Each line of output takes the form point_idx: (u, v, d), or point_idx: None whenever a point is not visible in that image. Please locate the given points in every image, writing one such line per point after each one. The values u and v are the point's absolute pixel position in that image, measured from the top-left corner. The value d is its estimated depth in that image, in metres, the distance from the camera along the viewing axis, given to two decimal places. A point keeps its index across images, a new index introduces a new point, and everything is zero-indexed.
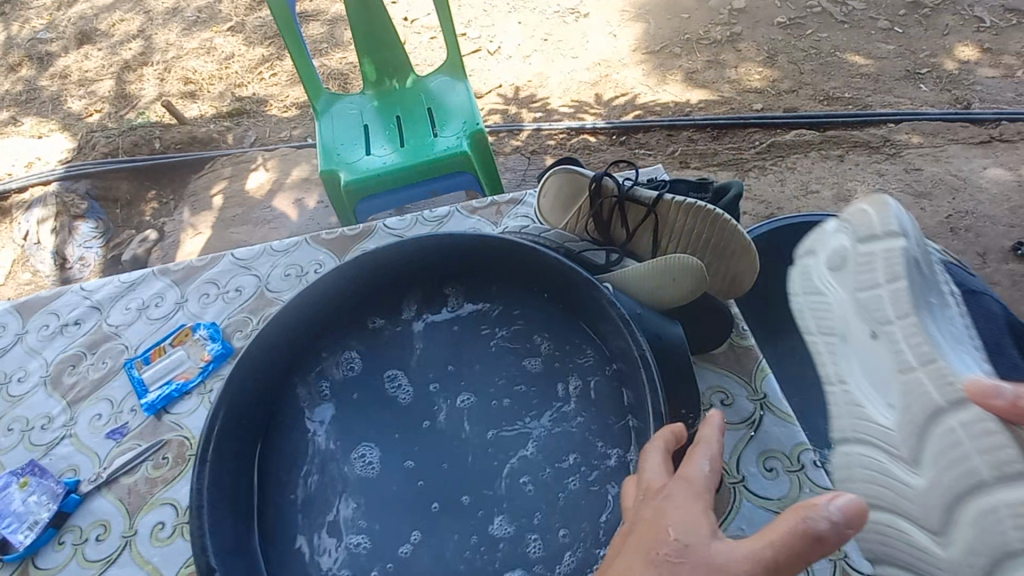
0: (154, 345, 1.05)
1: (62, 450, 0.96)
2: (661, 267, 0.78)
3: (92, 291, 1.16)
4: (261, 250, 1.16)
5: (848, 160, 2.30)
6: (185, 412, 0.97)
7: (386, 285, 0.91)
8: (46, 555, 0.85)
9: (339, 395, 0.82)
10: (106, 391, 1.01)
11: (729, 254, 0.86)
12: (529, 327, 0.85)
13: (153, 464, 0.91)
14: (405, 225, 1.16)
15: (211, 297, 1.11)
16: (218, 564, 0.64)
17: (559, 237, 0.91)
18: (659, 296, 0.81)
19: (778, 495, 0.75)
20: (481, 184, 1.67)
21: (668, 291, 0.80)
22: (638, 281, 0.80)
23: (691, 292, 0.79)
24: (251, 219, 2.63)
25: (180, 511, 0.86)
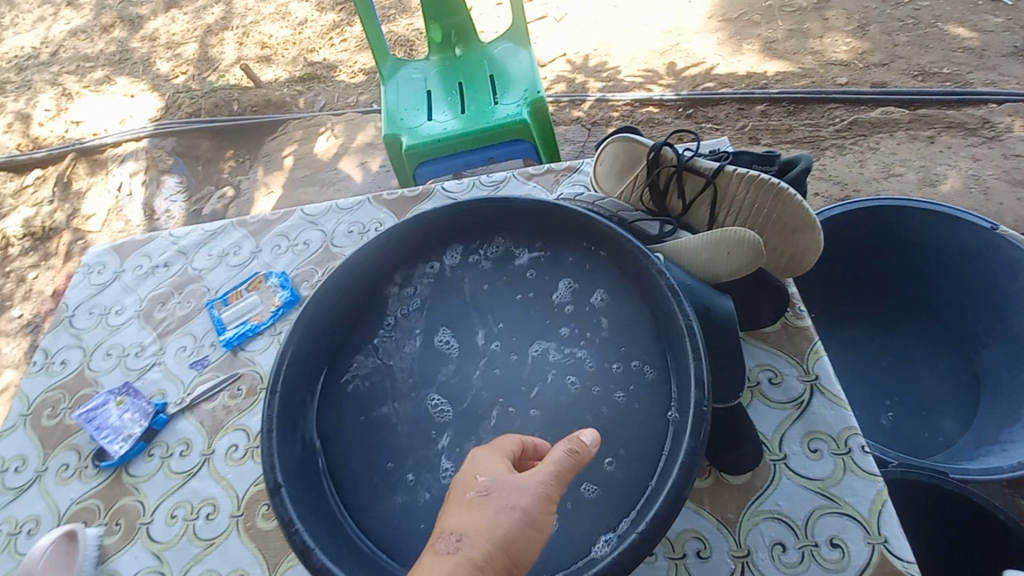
0: (232, 289, 1.15)
1: (152, 375, 1.07)
2: (724, 239, 0.77)
3: (180, 238, 1.27)
4: (327, 207, 1.23)
5: (939, 142, 2.11)
6: (258, 350, 1.06)
7: (442, 245, 0.95)
8: (137, 464, 0.97)
9: (395, 346, 0.87)
10: (190, 327, 1.13)
11: (791, 231, 0.84)
12: (583, 292, 0.85)
13: (229, 393, 1.02)
14: (462, 188, 1.19)
15: (282, 249, 1.19)
16: (284, 479, 0.71)
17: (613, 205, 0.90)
18: (716, 269, 0.79)
19: (819, 476, 0.74)
20: (538, 152, 1.67)
21: (728, 264, 0.78)
22: (691, 251, 0.80)
23: (750, 266, 0.77)
24: (317, 180, 2.75)
25: (250, 437, 0.95)
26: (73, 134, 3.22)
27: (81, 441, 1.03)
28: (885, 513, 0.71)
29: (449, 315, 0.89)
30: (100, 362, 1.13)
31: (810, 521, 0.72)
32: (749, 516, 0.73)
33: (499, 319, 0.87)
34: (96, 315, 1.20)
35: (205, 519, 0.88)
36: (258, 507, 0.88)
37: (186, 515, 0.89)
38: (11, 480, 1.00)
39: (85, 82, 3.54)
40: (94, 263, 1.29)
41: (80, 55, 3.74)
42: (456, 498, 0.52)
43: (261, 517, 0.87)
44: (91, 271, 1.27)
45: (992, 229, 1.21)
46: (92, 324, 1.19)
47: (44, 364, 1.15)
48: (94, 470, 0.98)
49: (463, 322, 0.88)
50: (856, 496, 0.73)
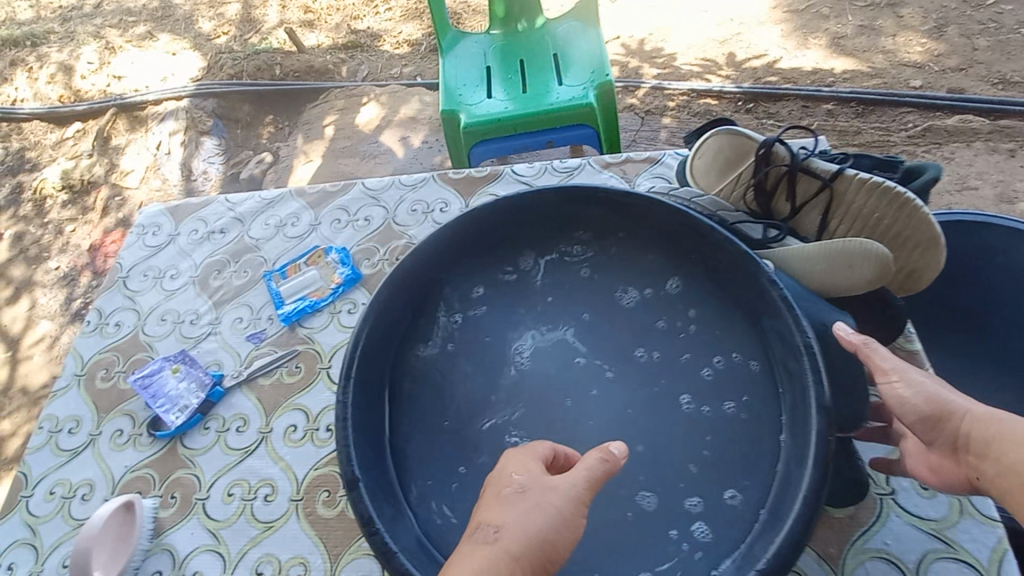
0: (290, 262, 1.11)
1: (208, 345, 1.05)
2: (841, 251, 0.71)
3: (236, 204, 1.24)
4: (389, 182, 1.18)
5: (1020, 157, 1.98)
6: (316, 327, 1.02)
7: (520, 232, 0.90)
8: (192, 436, 0.95)
9: (470, 334, 0.83)
10: (246, 298, 1.09)
11: (911, 246, 0.77)
12: (677, 298, 0.81)
13: (287, 371, 0.98)
14: (534, 171, 1.12)
15: (343, 224, 1.15)
16: (362, 475, 0.68)
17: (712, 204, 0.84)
18: (826, 282, 0.74)
19: (933, 516, 0.70)
20: (600, 140, 1.59)
21: (841, 278, 0.73)
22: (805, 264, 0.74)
23: (866, 282, 0.72)
24: (358, 152, 2.70)
25: (310, 418, 0.93)
26: (114, 89, 3.20)
27: (135, 407, 1.01)
28: (1007, 563, 0.66)
29: (530, 310, 0.84)
30: (154, 327, 1.10)
31: (922, 564, 0.67)
32: (854, 552, 0.69)
33: (586, 317, 0.82)
34: (150, 278, 1.17)
35: (263, 500, 0.86)
36: (318, 492, 0.86)
37: (244, 494, 0.87)
38: (65, 442, 0.99)
39: (127, 36, 3.50)
40: (148, 224, 1.26)
41: (124, 9, 3.71)
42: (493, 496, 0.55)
43: (321, 504, 0.85)
44: (146, 233, 1.24)
45: None
46: (145, 287, 1.16)
47: (98, 324, 1.13)
48: (148, 438, 0.96)
49: (545, 318, 0.83)
50: (974, 542, 0.68)
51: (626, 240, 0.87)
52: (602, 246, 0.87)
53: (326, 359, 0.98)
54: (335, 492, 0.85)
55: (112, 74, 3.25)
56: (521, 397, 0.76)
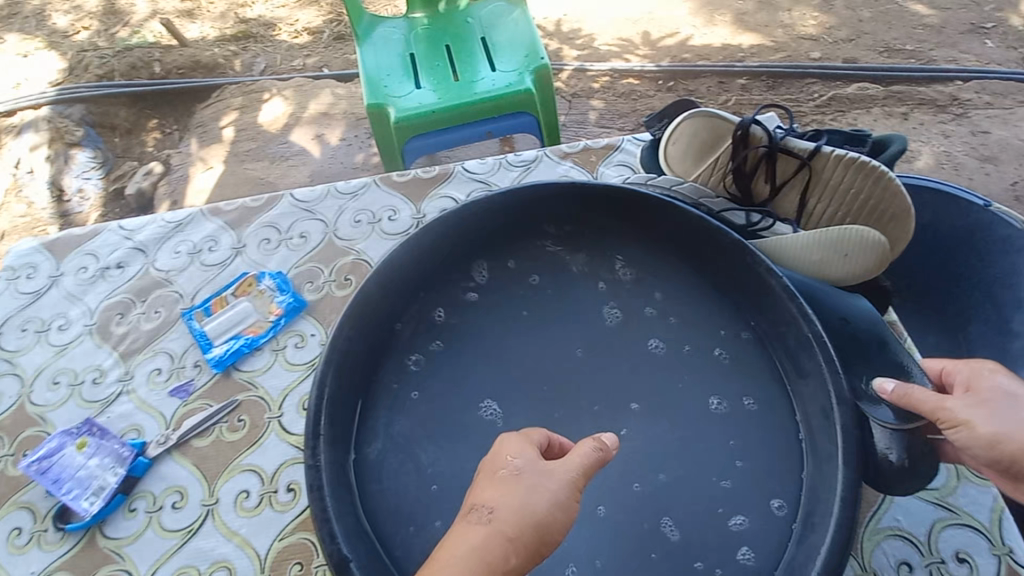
0: (214, 295, 0.94)
1: (120, 408, 0.86)
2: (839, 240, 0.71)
3: (134, 232, 1.04)
4: (323, 191, 1.04)
5: (912, 118, 2.17)
6: (257, 369, 0.87)
7: (487, 238, 0.82)
8: (115, 523, 0.78)
9: (451, 360, 0.74)
10: (163, 344, 0.92)
11: (885, 220, 0.76)
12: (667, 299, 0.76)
13: (227, 426, 0.83)
14: (487, 168, 1.03)
15: (273, 244, 0.99)
16: (352, 552, 0.57)
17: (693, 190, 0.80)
18: (827, 271, 0.74)
19: (934, 485, 0.71)
20: (541, 127, 1.52)
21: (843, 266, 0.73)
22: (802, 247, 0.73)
23: (866, 270, 0.73)
24: (267, 154, 2.43)
25: (265, 480, 0.78)
26: None
27: (33, 497, 0.81)
28: (1005, 521, 0.68)
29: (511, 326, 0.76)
30: (45, 393, 0.89)
31: (933, 535, 0.68)
32: (869, 534, 0.69)
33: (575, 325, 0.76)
34: (30, 333, 0.95)
35: None
36: (288, 567, 0.72)
37: None
38: None
39: None
40: (18, 265, 1.02)
41: None
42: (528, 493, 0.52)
43: None
44: (17, 277, 1.01)
45: None
46: (27, 344, 0.94)
47: None
48: (56, 535, 0.77)
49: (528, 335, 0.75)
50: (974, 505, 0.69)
51: (602, 237, 0.82)
52: (579, 245, 0.82)
53: (275, 406, 0.84)
54: (309, 563, 0.72)
55: None
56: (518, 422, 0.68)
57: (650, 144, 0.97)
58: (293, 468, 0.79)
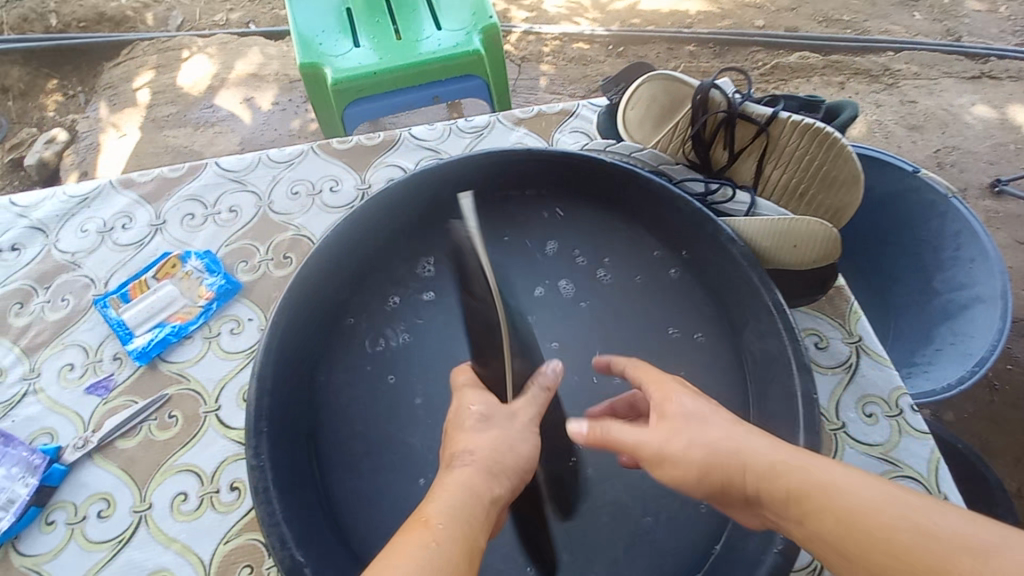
0: (132, 279, 0.84)
1: (27, 410, 0.76)
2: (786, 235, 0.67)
3: (30, 208, 0.90)
4: (253, 160, 0.94)
5: (848, 88, 2.24)
6: (188, 360, 0.79)
7: (431, 209, 0.76)
8: (30, 538, 0.69)
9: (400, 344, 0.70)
10: (75, 336, 0.81)
11: (836, 185, 0.76)
12: (630, 273, 0.74)
13: (156, 424, 0.75)
14: (437, 134, 0.96)
15: (199, 220, 0.89)
16: (306, 557, 0.53)
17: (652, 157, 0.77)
18: (775, 260, 0.70)
19: (879, 441, 0.73)
20: (491, 93, 1.45)
21: (790, 259, 0.69)
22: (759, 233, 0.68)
23: (819, 258, 0.68)
24: (190, 121, 2.21)
25: (204, 480, 0.72)
26: None
27: None
28: (942, 470, 0.71)
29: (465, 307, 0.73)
30: None
31: None
32: None
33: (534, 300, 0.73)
34: None
35: None
36: (237, 571, 0.67)
37: None
38: None
39: None
40: None
41: None
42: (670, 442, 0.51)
43: None
44: None
45: None
46: None
47: None
48: None
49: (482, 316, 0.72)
50: (914, 458, 0.72)
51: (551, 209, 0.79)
52: (527, 217, 0.78)
53: (211, 399, 0.76)
54: (259, 566, 0.67)
55: None
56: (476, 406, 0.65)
57: (607, 110, 0.93)
58: (235, 465, 0.73)
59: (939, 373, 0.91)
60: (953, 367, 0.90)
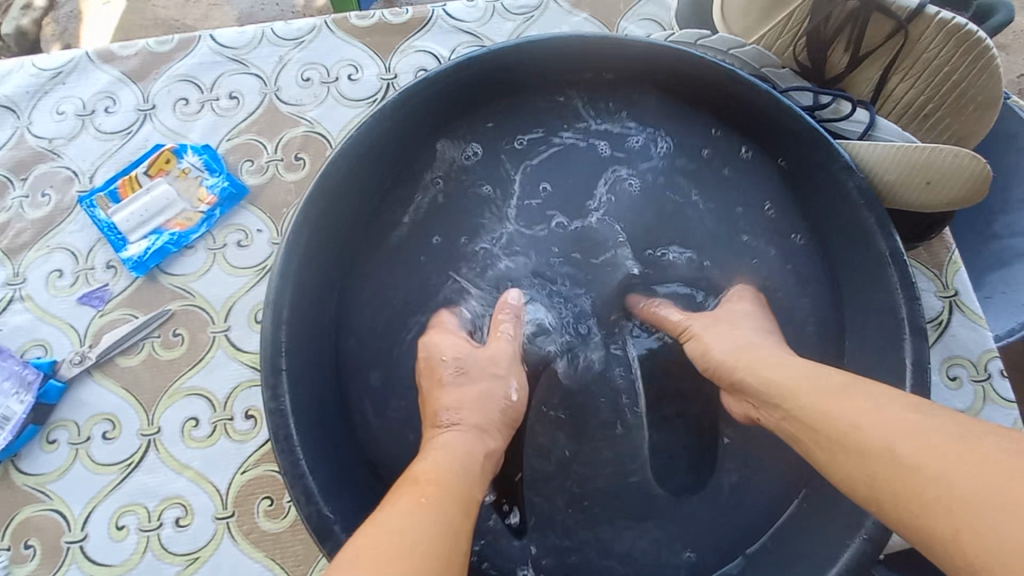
0: (120, 175, 0.72)
1: (15, 319, 0.68)
2: (922, 168, 0.54)
3: None
4: (255, 34, 0.77)
5: None
6: (190, 273, 0.70)
7: (469, 109, 0.63)
8: (32, 456, 0.64)
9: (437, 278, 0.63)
10: (60, 238, 0.71)
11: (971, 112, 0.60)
12: (707, 207, 0.64)
13: (160, 342, 0.67)
14: (477, 14, 0.78)
15: (194, 106, 0.75)
16: (335, 512, 0.48)
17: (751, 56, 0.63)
18: (898, 200, 0.57)
19: (962, 408, 0.65)
20: None
21: (918, 198, 0.56)
22: (881, 164, 0.56)
23: (954, 200, 0.55)
24: None
25: (216, 406, 0.65)
26: None
27: None
28: None
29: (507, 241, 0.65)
30: None
31: None
32: None
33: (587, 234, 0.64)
34: None
35: (173, 527, 0.62)
36: (255, 503, 0.62)
37: (142, 525, 0.62)
38: None
39: None
40: None
41: None
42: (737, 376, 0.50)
43: (262, 517, 0.62)
44: None
45: None
46: None
47: None
48: None
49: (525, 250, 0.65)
50: (998, 429, 0.64)
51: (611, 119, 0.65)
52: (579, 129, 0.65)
53: (219, 318, 0.68)
54: (280, 498, 0.62)
55: None
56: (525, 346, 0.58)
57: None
58: (249, 392, 0.66)
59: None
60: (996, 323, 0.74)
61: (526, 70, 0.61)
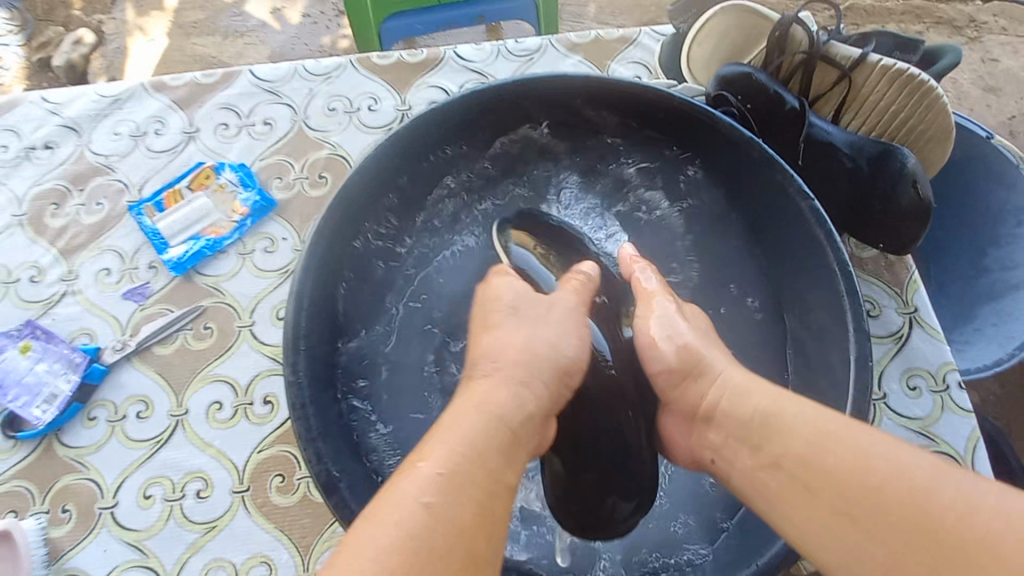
0: (167, 188, 0.83)
1: (67, 310, 0.78)
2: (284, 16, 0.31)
3: (61, 106, 0.88)
4: (290, 70, 0.89)
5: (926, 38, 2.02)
6: (223, 274, 0.79)
7: (475, 134, 0.72)
8: (74, 431, 0.72)
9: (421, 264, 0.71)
10: (110, 241, 0.81)
11: (933, 142, 0.68)
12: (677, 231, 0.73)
13: (193, 334, 0.76)
14: (483, 55, 0.89)
15: (233, 130, 0.86)
16: (340, 472, 0.54)
17: (732, 77, 0.68)
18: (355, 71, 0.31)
19: (920, 415, 0.71)
20: (538, 13, 1.33)
21: None
22: None
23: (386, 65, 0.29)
24: (216, 29, 1.94)
25: (239, 391, 0.73)
26: None
27: None
28: (979, 452, 0.70)
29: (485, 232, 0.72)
30: None
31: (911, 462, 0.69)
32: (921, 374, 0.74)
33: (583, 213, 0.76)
34: None
35: (195, 498, 0.69)
36: (268, 479, 0.69)
37: (167, 495, 0.69)
38: None
39: None
40: None
41: None
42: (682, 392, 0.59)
43: (274, 491, 0.69)
44: None
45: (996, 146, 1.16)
46: None
47: None
48: (8, 443, 0.72)
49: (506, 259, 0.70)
50: (953, 434, 0.70)
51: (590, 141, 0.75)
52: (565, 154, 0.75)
53: (245, 315, 0.77)
54: (291, 475, 0.69)
55: None
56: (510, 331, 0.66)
57: (672, 40, 0.85)
58: (269, 380, 0.74)
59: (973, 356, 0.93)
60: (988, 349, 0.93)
61: (521, 105, 0.71)
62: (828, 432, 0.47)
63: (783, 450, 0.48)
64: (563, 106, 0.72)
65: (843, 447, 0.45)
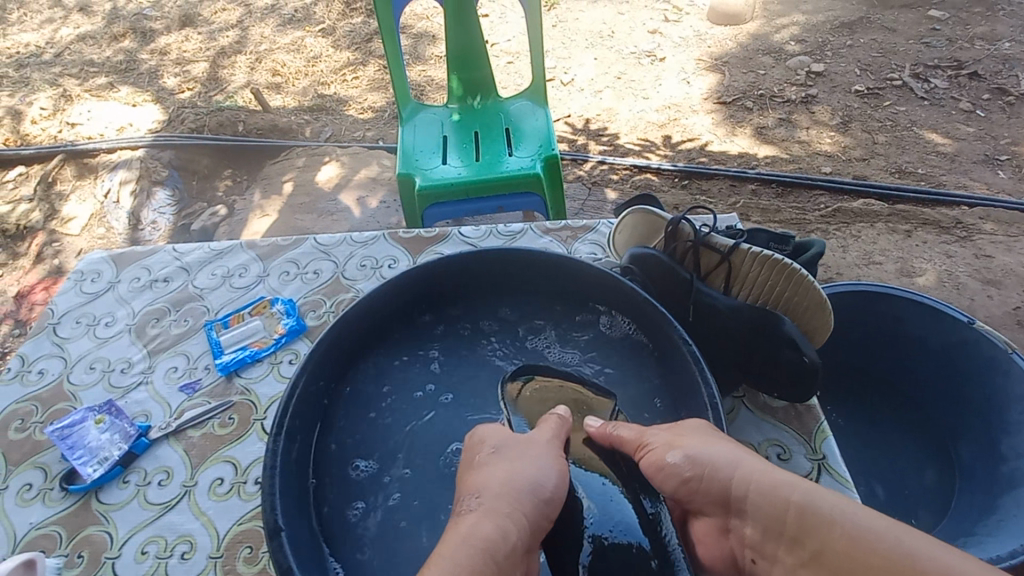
0: (234, 312, 1.12)
1: (138, 395, 1.02)
2: None
3: (183, 254, 1.25)
4: (341, 238, 1.23)
5: (915, 236, 2.24)
6: (255, 377, 1.02)
7: (455, 287, 0.97)
8: (110, 490, 0.91)
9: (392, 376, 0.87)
10: (184, 347, 1.09)
11: (815, 310, 0.83)
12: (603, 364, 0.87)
13: (219, 422, 0.97)
14: (479, 234, 1.20)
15: (291, 276, 1.17)
16: (285, 524, 0.68)
17: (643, 256, 0.90)
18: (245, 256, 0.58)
19: None
20: (546, 206, 1.70)
21: None
22: None
23: None
24: (314, 208, 2.52)
25: (238, 470, 0.91)
26: (50, 132, 2.94)
27: (50, 459, 0.96)
28: None
29: (434, 360, 0.90)
30: (81, 375, 1.07)
31: None
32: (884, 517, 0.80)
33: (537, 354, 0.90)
34: (83, 325, 1.15)
35: (178, 558, 0.82)
36: (239, 549, 0.82)
37: (158, 552, 0.83)
38: None
39: (86, 85, 3.26)
40: (88, 270, 1.25)
41: (86, 60, 3.46)
42: (694, 489, 0.61)
43: (241, 560, 0.81)
44: (84, 279, 1.23)
45: (970, 324, 1.25)
46: (78, 334, 1.14)
47: (20, 372, 1.09)
48: (60, 493, 0.91)
49: (450, 380, 0.87)
50: None
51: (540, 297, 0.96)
52: (521, 304, 0.96)
53: (262, 409, 0.98)
54: (258, 548, 0.82)
55: (57, 111, 3.05)
56: (448, 429, 0.81)
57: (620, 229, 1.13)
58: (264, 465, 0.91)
59: (993, 544, 1.03)
60: (1007, 540, 1.03)
61: (490, 267, 0.96)
62: (874, 532, 0.48)
63: (821, 546, 0.50)
64: (519, 270, 0.96)
65: (891, 548, 0.47)
